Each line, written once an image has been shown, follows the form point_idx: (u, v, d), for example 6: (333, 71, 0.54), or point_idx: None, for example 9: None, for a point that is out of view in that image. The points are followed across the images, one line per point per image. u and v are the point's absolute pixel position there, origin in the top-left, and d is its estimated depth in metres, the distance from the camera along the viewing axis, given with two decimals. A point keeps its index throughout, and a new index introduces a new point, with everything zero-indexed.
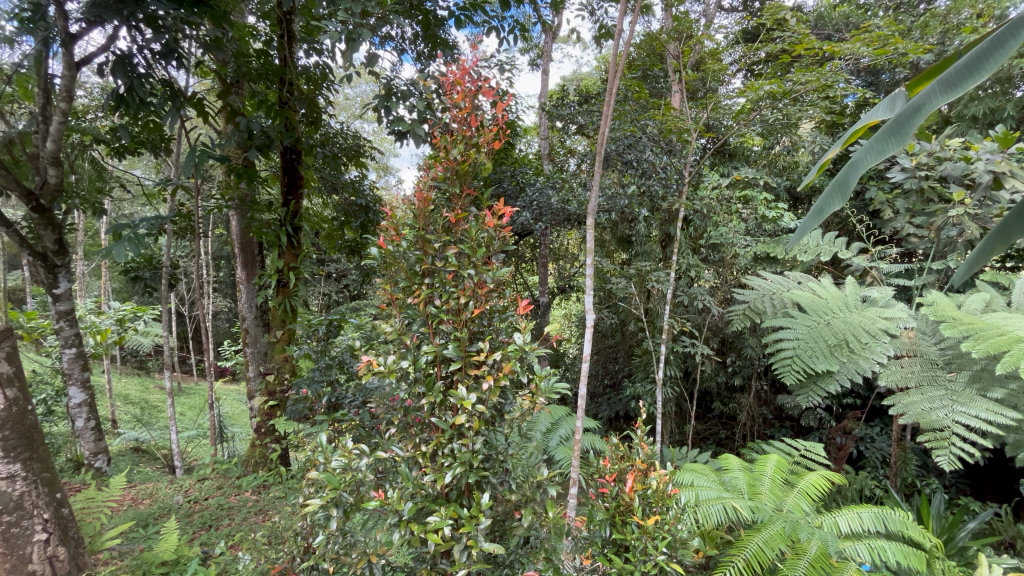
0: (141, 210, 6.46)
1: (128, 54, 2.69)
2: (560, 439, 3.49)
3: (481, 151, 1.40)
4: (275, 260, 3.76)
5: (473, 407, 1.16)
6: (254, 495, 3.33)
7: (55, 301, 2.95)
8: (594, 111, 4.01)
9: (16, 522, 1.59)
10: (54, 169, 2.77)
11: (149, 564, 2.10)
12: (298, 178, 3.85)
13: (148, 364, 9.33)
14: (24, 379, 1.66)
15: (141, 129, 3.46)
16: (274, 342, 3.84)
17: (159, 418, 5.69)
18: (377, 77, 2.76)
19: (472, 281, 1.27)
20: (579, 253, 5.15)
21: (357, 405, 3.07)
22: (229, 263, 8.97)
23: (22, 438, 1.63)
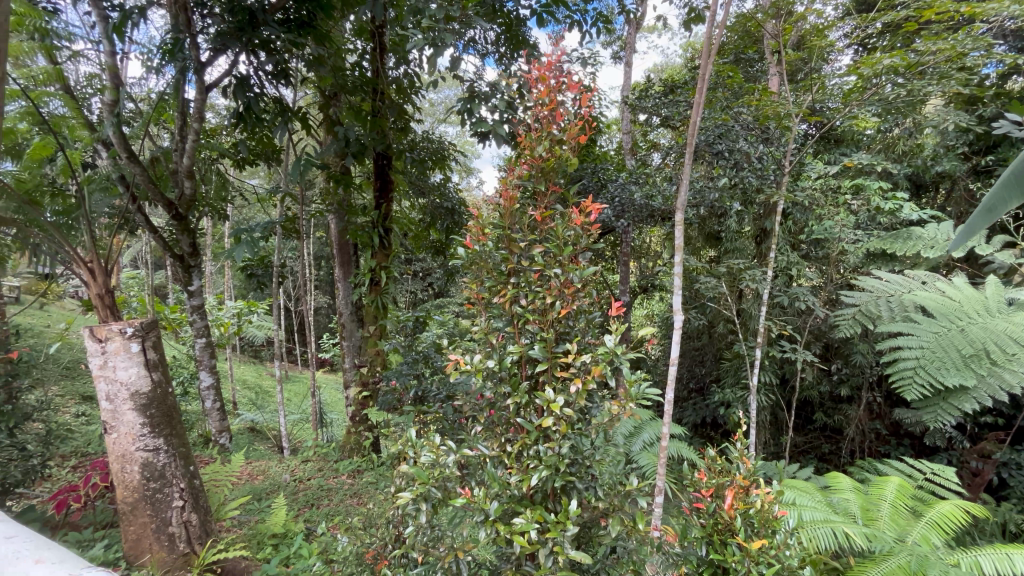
0: (256, 216, 7.22)
1: (245, 75, 3.00)
2: (643, 444, 3.36)
3: (567, 146, 1.37)
4: (368, 259, 4.01)
5: (560, 410, 1.13)
6: (350, 479, 3.59)
7: (189, 297, 3.38)
8: (679, 102, 3.81)
9: (160, 488, 1.84)
10: (189, 181, 3.17)
11: (262, 535, 2.33)
12: (389, 183, 4.06)
13: (262, 353, 10.43)
14: (166, 364, 1.91)
15: (256, 143, 3.86)
16: (367, 337, 4.09)
17: (271, 401, 6.32)
18: (461, 81, 2.81)
19: (558, 280, 1.24)
20: (663, 251, 4.93)
21: (441, 399, 3.19)
22: (329, 263, 9.77)
23: (164, 415, 1.88)
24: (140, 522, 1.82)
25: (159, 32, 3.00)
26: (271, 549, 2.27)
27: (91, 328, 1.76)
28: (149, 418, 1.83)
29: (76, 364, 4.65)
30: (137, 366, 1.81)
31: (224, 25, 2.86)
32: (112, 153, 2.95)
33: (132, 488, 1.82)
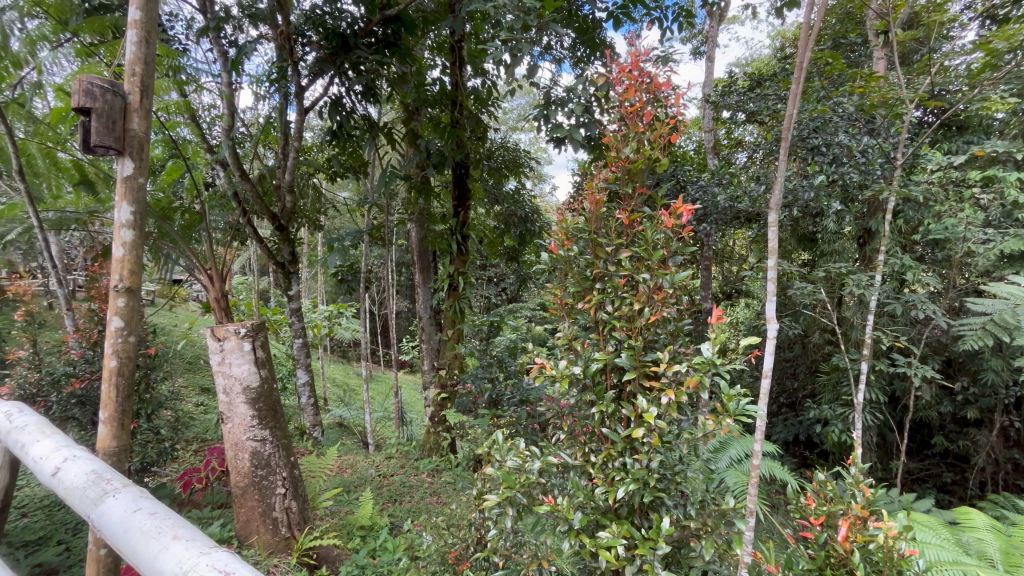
0: (345, 226, 7.75)
1: (339, 96, 3.25)
2: (730, 461, 3.13)
3: (657, 146, 1.32)
4: (446, 265, 4.13)
5: (653, 423, 1.07)
6: (429, 477, 3.72)
7: (289, 301, 3.69)
8: (768, 95, 3.52)
9: (265, 476, 2.02)
10: (290, 195, 3.48)
11: (352, 526, 2.47)
12: (467, 192, 4.16)
13: (349, 353, 11.14)
14: (272, 362, 2.09)
15: (347, 158, 4.15)
16: (445, 341, 4.21)
17: (357, 399, 6.73)
18: (536, 88, 2.82)
19: (647, 285, 1.19)
20: (750, 255, 4.60)
21: (515, 404, 3.20)
22: (409, 269, 10.25)
23: (270, 409, 2.05)
24: (248, 506, 2.01)
25: (267, 63, 3.34)
26: (360, 540, 2.40)
27: (212, 328, 1.97)
28: (258, 411, 2.01)
29: (198, 359, 5.26)
30: (248, 363, 2.00)
31: (321, 50, 3.11)
32: (227, 173, 3.31)
33: (243, 474, 2.01)
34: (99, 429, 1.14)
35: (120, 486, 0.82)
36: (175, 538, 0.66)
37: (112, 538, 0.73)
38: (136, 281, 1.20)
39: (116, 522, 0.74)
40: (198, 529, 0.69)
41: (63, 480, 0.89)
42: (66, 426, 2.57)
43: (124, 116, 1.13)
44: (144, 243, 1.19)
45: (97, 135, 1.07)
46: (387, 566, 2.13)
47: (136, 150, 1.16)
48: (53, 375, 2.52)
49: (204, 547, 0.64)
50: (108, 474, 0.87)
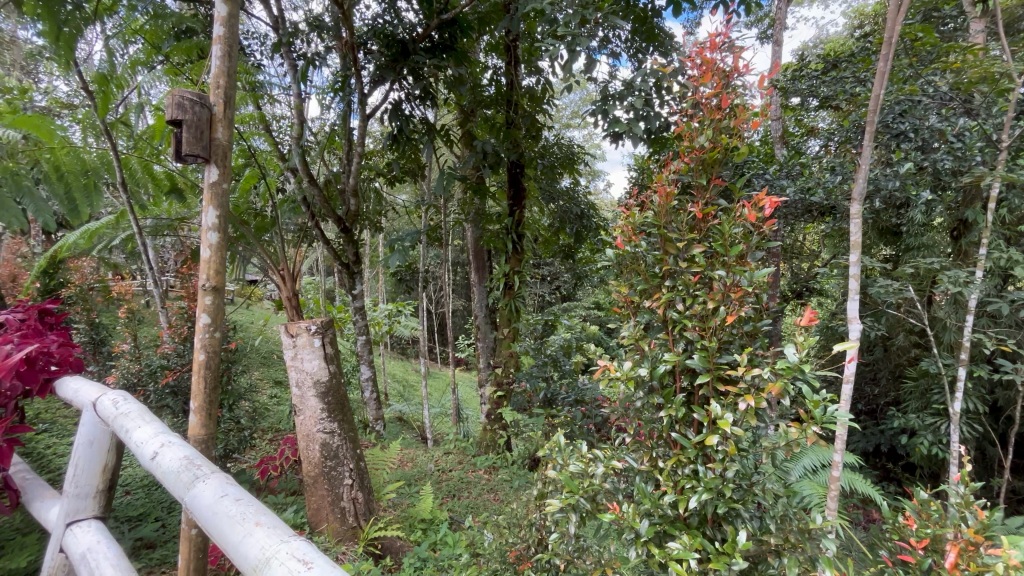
0: (403, 227, 8.00)
1: (399, 101, 3.35)
2: (804, 471, 2.92)
3: (735, 133, 1.26)
4: (502, 265, 4.15)
5: (730, 430, 1.01)
6: (486, 474, 3.76)
7: (354, 299, 3.85)
8: (845, 77, 3.24)
9: (334, 466, 2.11)
10: (354, 199, 3.63)
11: (414, 518, 2.54)
12: (522, 191, 4.15)
13: (408, 350, 11.50)
14: (340, 358, 2.17)
15: (406, 161, 4.27)
16: (501, 339, 4.23)
17: (416, 394, 6.93)
18: (594, 83, 2.75)
19: (722, 283, 1.12)
20: (824, 250, 4.27)
21: (570, 403, 3.28)
22: (464, 268, 10.43)
23: (338, 402, 2.14)
24: (318, 494, 2.11)
25: (333, 73, 3.50)
26: (421, 533, 2.46)
27: (286, 325, 2.08)
28: (327, 404, 2.10)
29: (272, 354, 5.63)
30: (319, 358, 2.09)
31: (383, 57, 3.22)
32: (297, 179, 3.50)
33: (313, 464, 2.11)
34: (190, 417, 1.22)
35: (208, 472, 0.88)
36: (257, 525, 0.69)
37: (203, 521, 0.78)
38: (221, 280, 1.29)
39: (206, 507, 0.79)
40: (278, 517, 0.72)
41: (160, 464, 0.96)
42: (162, 414, 2.83)
43: (210, 127, 1.21)
44: (227, 245, 1.27)
45: (187, 144, 1.15)
46: (447, 560, 2.16)
47: (220, 158, 1.25)
48: (150, 367, 2.78)
49: (284, 534, 0.66)
50: (198, 460, 0.93)
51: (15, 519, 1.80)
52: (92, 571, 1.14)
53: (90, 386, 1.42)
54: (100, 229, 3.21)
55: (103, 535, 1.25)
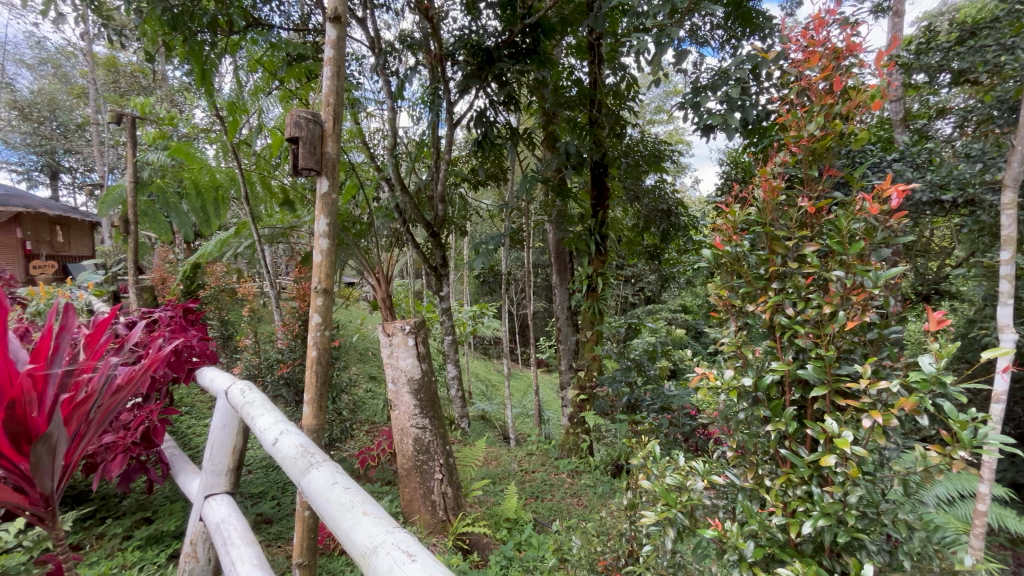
0: (487, 230, 8.22)
1: (484, 108, 3.45)
2: (937, 501, 2.54)
3: (853, 118, 1.12)
4: (585, 267, 4.07)
5: (853, 451, 0.90)
6: (570, 478, 3.73)
7: (441, 301, 4.02)
8: (990, 45, 2.79)
9: (425, 460, 2.21)
10: (442, 205, 3.79)
11: (499, 517, 2.58)
12: (605, 191, 4.06)
13: (490, 350, 11.78)
14: (431, 357, 2.27)
15: (489, 165, 4.37)
16: (584, 342, 4.12)
17: (499, 394, 7.05)
18: (684, 75, 2.61)
19: (841, 284, 1.01)
20: (960, 246, 3.69)
21: (655, 411, 3.30)
22: (546, 270, 10.47)
23: (429, 399, 2.24)
24: (411, 486, 2.23)
25: (422, 86, 3.69)
26: (506, 531, 2.50)
27: (384, 324, 2.22)
28: (420, 400, 2.21)
29: (367, 351, 6.05)
30: (412, 356, 2.21)
31: (469, 66, 3.32)
32: (391, 187, 3.73)
33: (407, 457, 2.22)
34: (304, 408, 1.34)
35: (320, 460, 0.95)
36: (365, 514, 0.73)
37: (317, 504, 0.84)
38: (330, 283, 1.40)
39: (319, 492, 0.85)
40: (382, 508, 0.76)
41: (279, 449, 1.06)
42: (277, 403, 3.15)
43: (321, 142, 1.31)
44: (337, 250, 1.39)
45: (302, 159, 1.26)
46: (533, 562, 2.17)
47: (330, 170, 1.35)
48: (269, 361, 3.12)
49: (389, 525, 0.70)
50: (312, 448, 1.01)
51: (167, 487, 2.11)
52: (225, 540, 1.29)
53: (222, 376, 1.60)
54: (229, 239, 3.67)
55: (233, 509, 1.41)
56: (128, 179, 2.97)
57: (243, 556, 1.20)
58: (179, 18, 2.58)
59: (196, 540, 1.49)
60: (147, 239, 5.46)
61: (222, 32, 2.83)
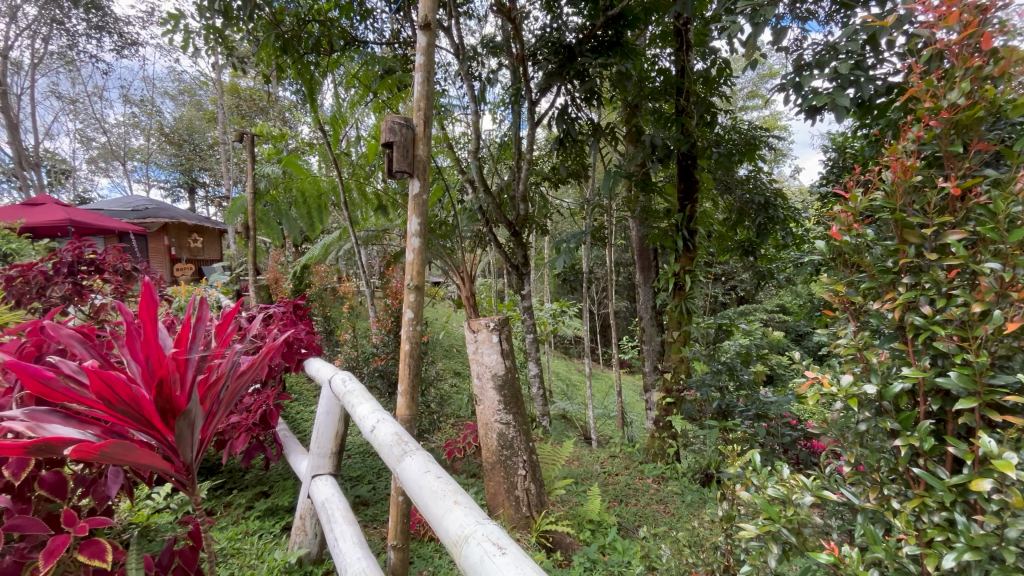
0: (567, 229, 8.17)
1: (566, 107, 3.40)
2: None
3: (1010, 82, 0.95)
4: (671, 264, 3.84)
5: (1018, 478, 0.76)
6: (655, 483, 3.58)
7: (522, 299, 4.05)
8: None
9: (509, 456, 2.23)
10: (524, 204, 3.82)
11: (583, 518, 2.54)
12: (694, 184, 3.74)
13: (570, 350, 11.69)
14: (515, 353, 2.29)
15: (570, 162, 4.33)
16: (670, 343, 3.90)
17: (580, 394, 6.97)
18: (786, 54, 2.39)
19: (997, 279, 0.86)
20: None
21: (750, 418, 3.24)
22: (628, 269, 10.18)
23: (513, 396, 2.26)
24: (495, 480, 2.27)
25: (504, 88, 3.74)
26: (590, 533, 2.46)
27: (469, 321, 2.27)
28: (504, 396, 2.24)
29: (452, 347, 6.27)
30: (496, 353, 2.24)
31: (550, 64, 3.31)
32: (474, 189, 3.83)
33: (492, 452, 2.27)
34: (399, 398, 1.41)
35: (414, 449, 0.99)
36: (456, 503, 0.75)
37: (411, 491, 0.88)
38: (421, 280, 1.47)
39: (413, 479, 0.89)
40: (472, 498, 0.77)
41: (377, 436, 1.12)
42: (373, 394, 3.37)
43: (414, 145, 1.37)
44: (426, 249, 1.45)
45: (397, 162, 1.33)
46: (618, 567, 2.11)
47: (421, 172, 1.41)
48: (366, 354, 3.36)
49: (479, 516, 0.71)
50: (405, 437, 1.05)
51: (281, 465, 2.34)
52: (330, 517, 1.39)
53: (327, 366, 1.74)
54: (330, 242, 3.99)
55: (336, 489, 1.53)
56: (249, 190, 3.35)
57: (345, 534, 1.29)
58: (289, 42, 2.87)
59: (305, 515, 1.64)
60: (263, 243, 6.11)
61: (324, 52, 3.09)
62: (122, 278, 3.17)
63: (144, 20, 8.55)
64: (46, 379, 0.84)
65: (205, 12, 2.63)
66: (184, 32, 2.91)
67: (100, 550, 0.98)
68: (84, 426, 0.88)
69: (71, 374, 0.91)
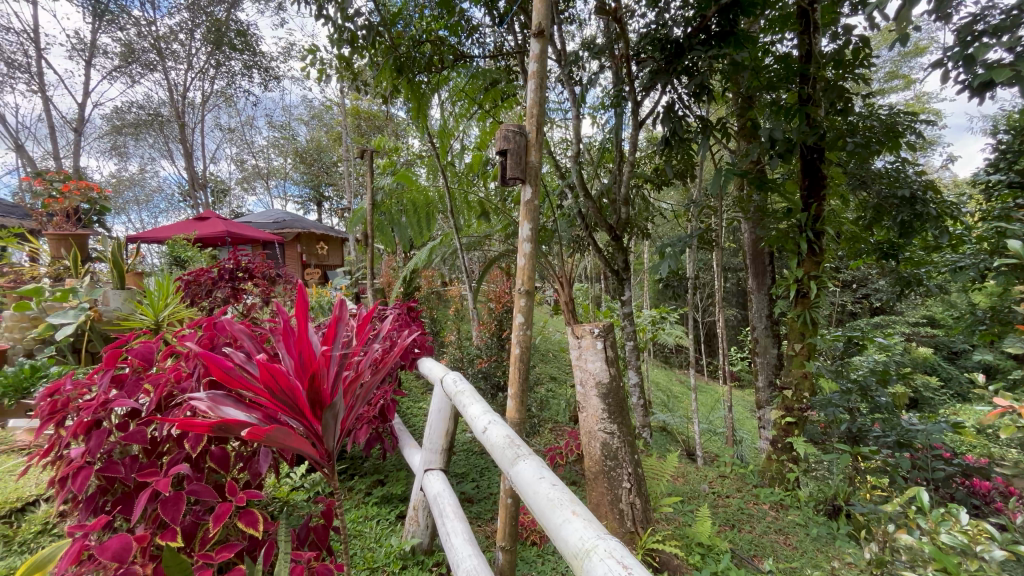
0: (670, 232, 7.79)
1: (672, 105, 3.20)
2: None
3: None
4: (793, 269, 3.46)
5: None
6: (773, 511, 3.23)
7: (622, 305, 3.92)
8: None
9: (613, 467, 2.16)
10: (625, 208, 3.70)
11: (693, 541, 2.39)
12: (821, 179, 3.38)
13: (671, 359, 11.11)
14: (620, 362, 2.21)
15: (676, 163, 4.13)
16: (791, 356, 3.53)
17: (682, 406, 6.57)
18: (946, 22, 2.03)
19: None
20: None
21: (892, 446, 2.77)
22: (736, 273, 9.46)
23: (618, 405, 2.18)
24: (599, 491, 2.20)
25: (606, 91, 3.68)
26: (700, 558, 2.30)
27: (573, 327, 2.23)
28: (608, 405, 2.16)
29: (550, 352, 6.28)
30: (601, 360, 2.17)
31: (654, 63, 3.20)
32: (574, 193, 3.80)
33: (595, 461, 2.21)
34: (509, 401, 1.44)
35: (526, 453, 0.99)
36: (574, 514, 0.73)
37: (525, 495, 0.88)
38: (531, 285, 1.48)
39: (527, 484, 0.89)
40: (590, 511, 0.75)
41: (489, 437, 1.15)
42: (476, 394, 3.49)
43: (527, 151, 1.40)
44: (537, 254, 1.46)
45: (510, 169, 1.36)
46: None
47: (533, 178, 1.42)
48: (470, 356, 3.50)
49: (600, 531, 0.68)
50: (517, 440, 1.06)
51: (395, 457, 2.51)
52: (441, 512, 1.45)
53: (439, 366, 1.82)
54: (435, 248, 4.22)
55: (446, 484, 1.59)
56: (368, 201, 3.67)
57: (457, 530, 1.33)
58: (404, 63, 3.09)
59: (418, 506, 1.73)
60: (378, 249, 6.63)
61: (434, 70, 3.28)
62: (267, 283, 3.54)
63: (284, 56, 9.85)
64: (226, 368, 0.99)
65: (337, 44, 2.95)
66: (319, 63, 3.28)
67: (254, 520, 1.11)
68: (249, 411, 1.01)
69: (243, 364, 1.06)
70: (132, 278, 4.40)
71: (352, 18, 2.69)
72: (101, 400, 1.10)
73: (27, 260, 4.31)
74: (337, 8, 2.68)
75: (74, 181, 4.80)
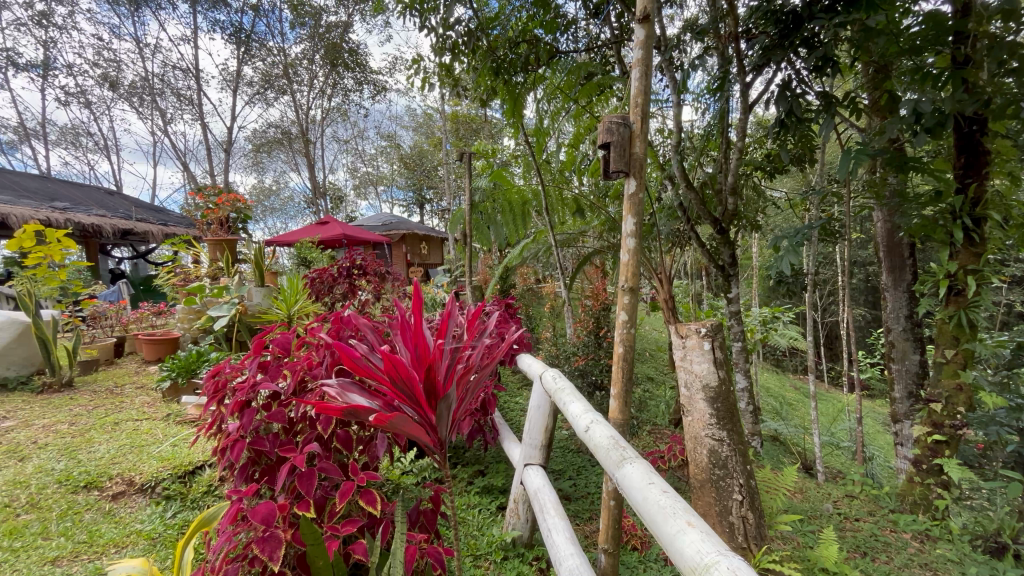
0: (784, 223, 7.10)
1: (787, 82, 2.88)
2: None
3: None
4: (944, 262, 2.96)
5: None
6: (915, 541, 2.80)
7: (729, 303, 3.64)
8: None
9: (722, 477, 2.01)
10: (732, 199, 3.43)
11: (816, 565, 2.15)
12: (981, 155, 2.86)
13: (785, 362, 10.14)
14: (730, 363, 2.05)
15: (793, 147, 3.74)
16: (941, 364, 3.01)
17: (798, 414, 5.96)
18: None
19: None
20: None
21: None
22: (865, 268, 8.37)
23: (728, 410, 2.03)
24: (705, 500, 2.07)
25: (710, 74, 3.45)
26: None
27: (676, 325, 2.10)
28: (717, 410, 2.02)
29: (647, 351, 6.04)
30: (708, 361, 2.03)
31: (768, 38, 2.92)
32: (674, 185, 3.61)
33: (702, 468, 2.08)
34: (611, 401, 1.41)
35: (633, 456, 0.96)
36: (690, 525, 0.69)
37: (633, 499, 0.85)
38: (635, 282, 1.43)
39: (636, 488, 0.86)
40: (707, 524, 0.71)
41: (592, 437, 1.13)
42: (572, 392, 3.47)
43: (630, 143, 1.36)
44: (642, 248, 1.41)
45: (613, 162, 1.32)
46: None
47: (637, 170, 1.38)
48: (567, 353, 3.48)
49: (721, 547, 0.64)
50: (622, 442, 1.03)
51: (494, 450, 2.59)
52: (542, 507, 1.46)
53: (538, 363, 1.84)
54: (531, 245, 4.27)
55: (546, 479, 1.60)
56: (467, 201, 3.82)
57: (558, 526, 1.33)
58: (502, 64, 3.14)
59: (519, 499, 1.76)
60: (475, 248, 6.87)
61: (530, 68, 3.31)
62: (379, 280, 3.87)
63: (390, 70, 10.61)
64: (353, 358, 1.08)
65: (439, 53, 3.09)
66: (423, 72, 3.47)
67: (373, 499, 1.21)
68: (372, 398, 1.10)
69: (366, 355, 1.16)
70: (269, 277, 5.02)
71: (453, 27, 2.81)
72: (252, 383, 1.27)
73: (192, 263, 5.12)
74: (438, 17, 2.81)
75: (226, 194, 5.60)
